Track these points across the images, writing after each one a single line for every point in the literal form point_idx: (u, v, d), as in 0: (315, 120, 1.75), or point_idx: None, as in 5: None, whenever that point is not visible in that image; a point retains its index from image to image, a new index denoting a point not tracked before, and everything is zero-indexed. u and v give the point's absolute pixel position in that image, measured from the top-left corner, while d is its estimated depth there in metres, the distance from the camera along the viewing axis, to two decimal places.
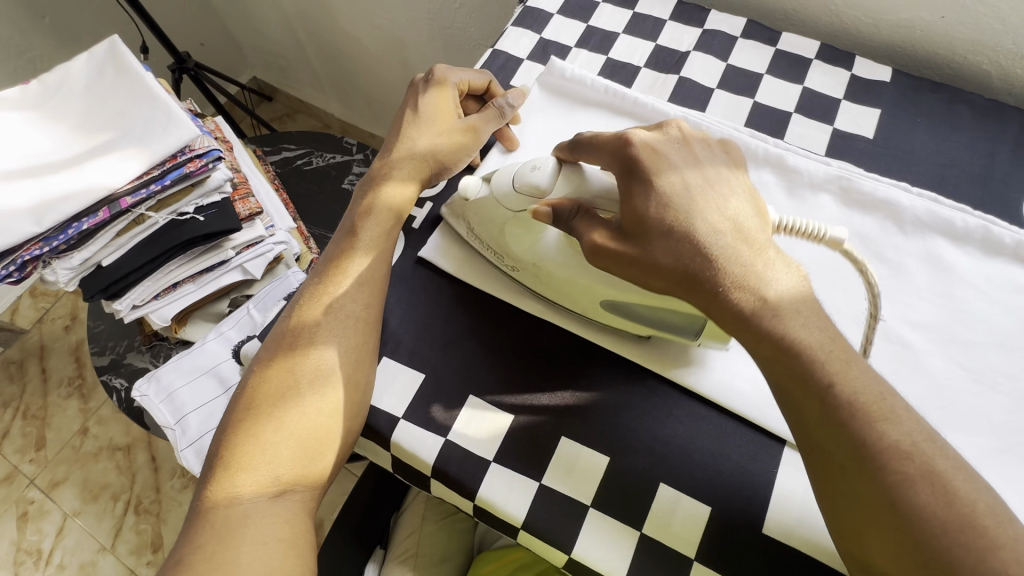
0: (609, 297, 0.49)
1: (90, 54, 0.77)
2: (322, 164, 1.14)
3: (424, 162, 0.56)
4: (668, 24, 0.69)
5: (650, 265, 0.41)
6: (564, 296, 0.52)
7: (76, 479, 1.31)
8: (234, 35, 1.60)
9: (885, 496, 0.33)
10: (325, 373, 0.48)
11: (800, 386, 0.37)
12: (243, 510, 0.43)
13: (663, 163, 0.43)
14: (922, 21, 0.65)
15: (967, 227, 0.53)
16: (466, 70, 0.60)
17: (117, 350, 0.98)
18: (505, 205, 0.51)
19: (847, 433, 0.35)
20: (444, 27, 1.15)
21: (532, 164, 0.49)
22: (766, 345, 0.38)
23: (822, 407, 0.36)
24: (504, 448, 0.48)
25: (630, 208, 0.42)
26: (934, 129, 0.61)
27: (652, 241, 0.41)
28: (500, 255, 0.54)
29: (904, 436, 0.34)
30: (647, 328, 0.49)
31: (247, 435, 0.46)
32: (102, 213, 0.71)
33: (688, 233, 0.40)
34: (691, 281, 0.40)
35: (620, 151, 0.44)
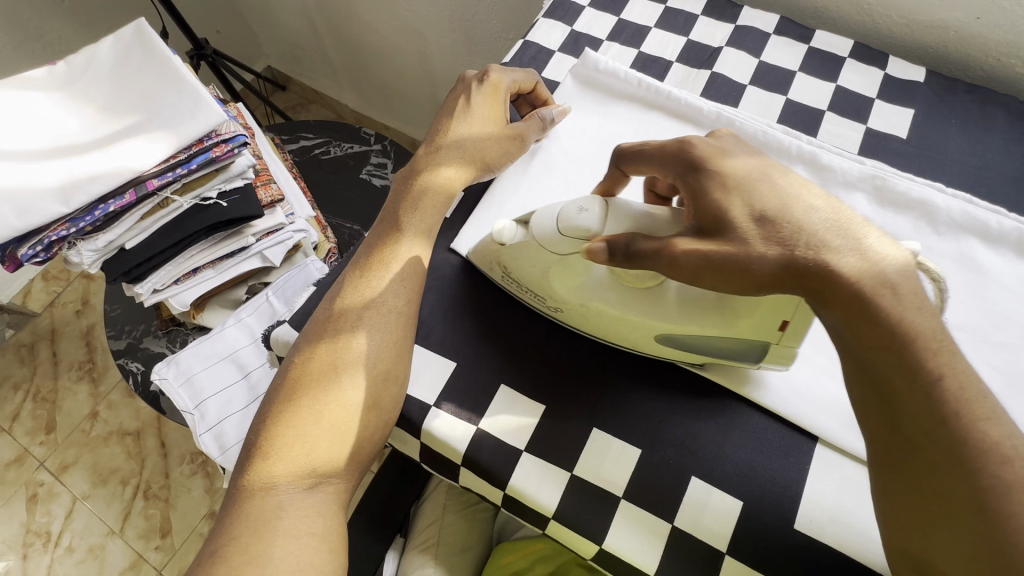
0: (665, 331, 0.46)
1: (117, 36, 0.77)
2: (340, 153, 1.14)
3: (471, 164, 0.57)
4: (700, 19, 0.68)
5: (751, 263, 0.39)
6: (613, 332, 0.49)
7: (85, 463, 1.32)
8: (251, 23, 1.60)
9: (974, 496, 0.34)
10: (365, 366, 0.48)
11: (906, 379, 0.36)
12: (278, 501, 0.44)
13: (729, 156, 0.43)
14: (957, 22, 0.64)
15: (1002, 229, 0.53)
16: (516, 71, 0.60)
17: (134, 335, 0.98)
18: (552, 251, 0.47)
19: (948, 430, 0.35)
20: (466, 19, 1.15)
21: (575, 205, 0.46)
22: (877, 333, 0.36)
23: (925, 400, 0.35)
24: (535, 438, 0.48)
25: (708, 209, 0.41)
26: (968, 130, 0.60)
27: (744, 233, 0.39)
28: (542, 297, 0.51)
29: (1005, 438, 0.34)
30: (700, 356, 0.48)
31: (284, 424, 0.46)
32: (129, 194, 0.71)
33: (780, 220, 0.39)
34: (792, 275, 0.39)
35: (682, 153, 0.44)
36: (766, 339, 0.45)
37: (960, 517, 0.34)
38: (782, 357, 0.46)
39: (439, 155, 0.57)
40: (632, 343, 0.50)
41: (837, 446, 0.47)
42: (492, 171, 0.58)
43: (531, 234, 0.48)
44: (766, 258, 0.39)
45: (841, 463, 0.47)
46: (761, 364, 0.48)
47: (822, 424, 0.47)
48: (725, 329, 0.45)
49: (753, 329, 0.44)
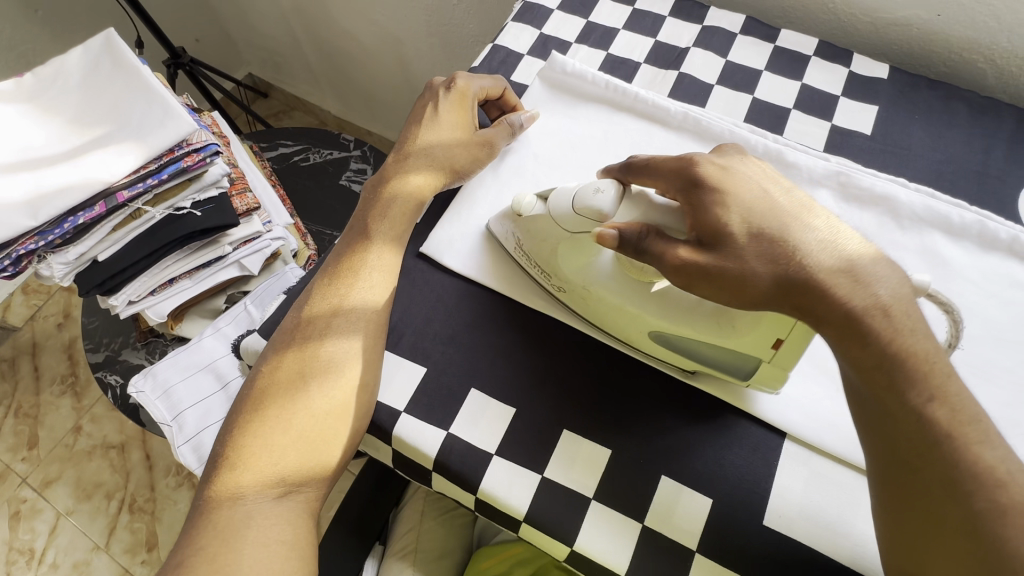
0: (659, 328, 0.47)
1: (85, 47, 0.76)
2: (319, 160, 1.14)
3: (439, 171, 0.57)
4: (667, 20, 0.69)
5: (744, 277, 0.39)
6: (607, 321, 0.50)
7: (69, 478, 1.30)
8: (230, 31, 1.59)
9: (969, 522, 0.33)
10: (333, 373, 0.48)
11: (898, 399, 0.36)
12: (246, 510, 0.43)
13: (729, 174, 0.42)
14: (918, 20, 0.65)
15: (964, 222, 0.54)
16: (483, 78, 0.60)
17: (112, 347, 0.97)
18: (562, 226, 0.48)
19: (942, 453, 0.34)
20: (443, 24, 1.15)
21: (593, 187, 0.46)
22: (868, 354, 0.37)
23: (918, 421, 0.35)
24: (506, 441, 0.48)
25: (707, 222, 0.41)
26: (931, 125, 0.61)
27: (741, 248, 0.39)
28: (547, 275, 0.52)
29: (999, 462, 0.34)
30: (694, 363, 0.48)
31: (252, 433, 0.46)
32: (99, 206, 0.70)
33: (779, 238, 0.39)
34: (783, 292, 0.39)
35: (684, 167, 0.43)
36: (760, 355, 0.45)
37: (956, 541, 0.34)
38: (773, 377, 0.46)
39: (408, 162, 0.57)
40: (627, 338, 0.50)
41: (805, 441, 0.47)
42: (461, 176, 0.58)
43: (548, 209, 0.49)
44: (761, 274, 0.39)
45: (810, 458, 0.47)
46: (750, 383, 0.48)
47: (789, 420, 0.48)
48: (718, 340, 0.45)
49: (748, 342, 0.44)
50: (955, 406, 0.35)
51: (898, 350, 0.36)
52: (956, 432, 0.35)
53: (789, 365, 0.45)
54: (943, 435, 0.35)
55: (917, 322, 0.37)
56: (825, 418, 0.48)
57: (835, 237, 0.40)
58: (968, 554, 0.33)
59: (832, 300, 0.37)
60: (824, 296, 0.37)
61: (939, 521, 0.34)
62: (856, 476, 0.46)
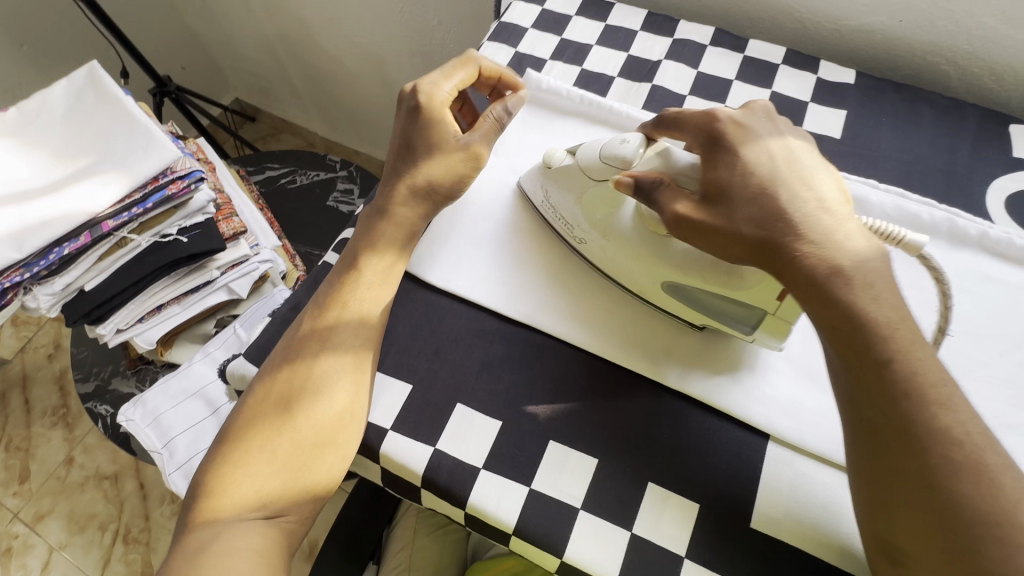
0: (671, 279, 0.50)
1: (68, 79, 0.77)
2: (306, 182, 1.15)
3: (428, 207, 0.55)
4: (638, 34, 0.71)
5: (732, 233, 0.41)
6: (623, 272, 0.53)
7: (61, 511, 1.28)
8: (216, 58, 1.62)
9: (926, 477, 0.33)
10: (319, 402, 0.47)
11: (858, 356, 0.36)
12: (227, 540, 0.43)
13: (750, 137, 0.43)
14: (882, 26, 0.67)
15: (934, 220, 0.55)
16: (453, 77, 0.56)
17: (102, 376, 0.97)
18: (589, 174, 0.52)
19: (901, 409, 0.34)
20: (424, 43, 1.17)
21: (620, 138, 0.48)
22: (831, 312, 0.38)
23: (878, 381, 0.35)
24: (493, 455, 0.48)
25: (714, 179, 0.43)
26: (898, 127, 0.63)
27: (736, 207, 0.41)
28: (570, 225, 0.55)
29: (957, 423, 0.33)
30: (703, 315, 0.50)
31: (235, 462, 0.46)
32: (84, 236, 0.71)
33: (772, 203, 0.41)
34: (764, 250, 0.40)
35: (707, 124, 0.45)
36: (763, 307, 0.47)
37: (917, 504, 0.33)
38: (778, 331, 0.48)
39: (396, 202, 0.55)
40: (639, 289, 0.53)
41: (790, 442, 0.48)
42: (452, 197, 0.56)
43: (576, 159, 0.52)
44: (749, 232, 0.41)
45: (795, 460, 0.47)
46: (755, 337, 0.50)
47: (772, 423, 0.48)
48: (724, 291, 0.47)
49: (755, 294, 0.46)
50: (918, 368, 0.35)
51: (856, 313, 0.37)
52: (913, 390, 0.34)
53: (792, 318, 0.46)
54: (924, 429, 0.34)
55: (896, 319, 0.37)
56: (808, 419, 0.48)
57: (815, 217, 0.40)
58: (926, 509, 0.32)
59: (806, 263, 0.39)
60: (799, 259, 0.39)
61: (903, 478, 0.34)
62: (840, 475, 0.47)
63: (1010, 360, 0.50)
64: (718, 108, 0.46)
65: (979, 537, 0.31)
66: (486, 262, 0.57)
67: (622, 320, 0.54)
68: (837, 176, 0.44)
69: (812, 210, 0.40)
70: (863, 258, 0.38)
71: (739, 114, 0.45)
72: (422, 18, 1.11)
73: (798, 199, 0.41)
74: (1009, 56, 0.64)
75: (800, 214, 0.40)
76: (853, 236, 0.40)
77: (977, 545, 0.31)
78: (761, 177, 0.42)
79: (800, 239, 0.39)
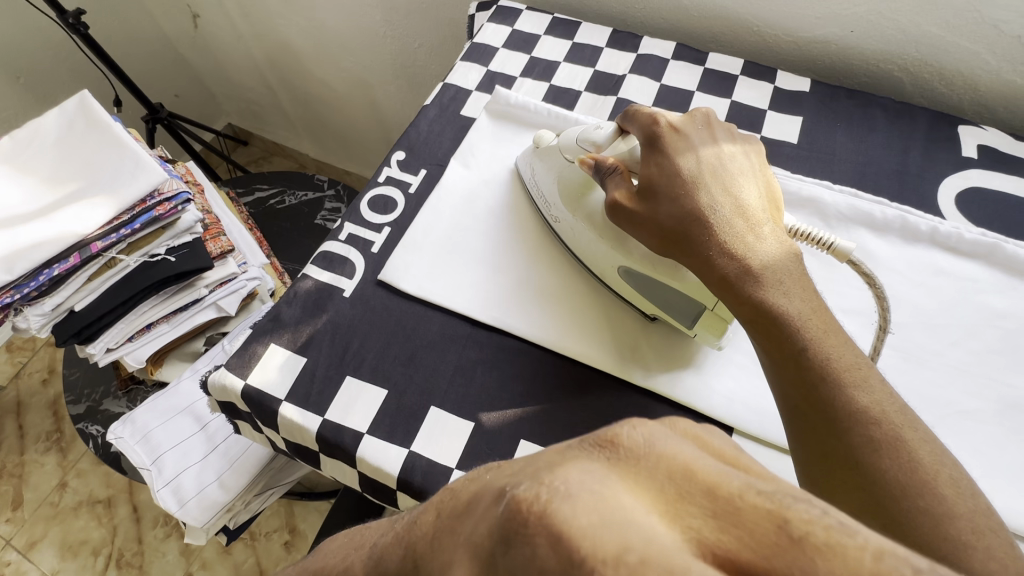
0: (628, 265, 0.52)
1: (60, 108, 0.80)
2: (294, 202, 1.17)
3: (521, 563, 0.17)
4: (604, 51, 0.74)
5: (654, 223, 0.47)
6: (587, 254, 0.56)
7: (54, 537, 1.28)
8: (208, 85, 1.66)
9: (851, 456, 0.34)
10: None
11: (781, 350, 0.40)
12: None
13: (684, 139, 0.49)
14: (835, 37, 0.71)
15: (886, 218, 0.57)
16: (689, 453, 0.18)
17: (93, 397, 0.98)
18: (564, 155, 0.57)
19: (820, 393, 0.37)
20: (408, 66, 1.21)
21: (595, 126, 0.55)
22: (745, 308, 0.42)
23: (799, 369, 0.38)
24: (465, 455, 0.50)
25: (647, 176, 0.48)
26: (852, 131, 0.66)
27: (660, 201, 0.47)
28: (546, 206, 0.59)
29: (874, 404, 0.36)
30: (653, 305, 0.53)
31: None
32: (73, 257, 0.72)
33: (689, 203, 0.46)
34: (677, 243, 0.46)
35: (648, 125, 0.50)
36: (702, 302, 0.50)
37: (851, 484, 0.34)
38: (716, 327, 0.50)
39: (524, 531, 0.17)
40: (601, 272, 0.56)
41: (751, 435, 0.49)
42: (639, 558, 0.15)
43: (559, 140, 0.58)
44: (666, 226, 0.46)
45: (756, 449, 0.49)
46: (696, 332, 0.51)
47: (734, 416, 0.50)
48: (675, 280, 0.50)
49: (695, 287, 0.49)
50: (832, 355, 0.38)
51: (767, 307, 0.41)
52: (830, 375, 0.37)
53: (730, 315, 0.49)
54: (860, 405, 0.36)
55: (831, 322, 0.40)
56: (770, 411, 0.49)
57: (726, 219, 0.45)
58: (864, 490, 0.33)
59: (713, 260, 0.44)
60: (706, 254, 0.44)
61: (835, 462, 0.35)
62: None
63: (963, 349, 0.51)
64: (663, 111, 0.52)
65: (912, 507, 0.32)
66: (459, 266, 0.59)
67: (584, 311, 0.56)
68: (764, 185, 0.48)
69: (729, 215, 0.45)
70: (770, 258, 0.43)
71: (678, 120, 0.50)
72: (404, 41, 1.15)
73: (717, 206, 0.46)
74: (956, 61, 0.67)
75: (712, 218, 0.45)
76: (765, 238, 0.44)
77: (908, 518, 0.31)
78: (687, 177, 0.47)
79: (711, 237, 0.44)
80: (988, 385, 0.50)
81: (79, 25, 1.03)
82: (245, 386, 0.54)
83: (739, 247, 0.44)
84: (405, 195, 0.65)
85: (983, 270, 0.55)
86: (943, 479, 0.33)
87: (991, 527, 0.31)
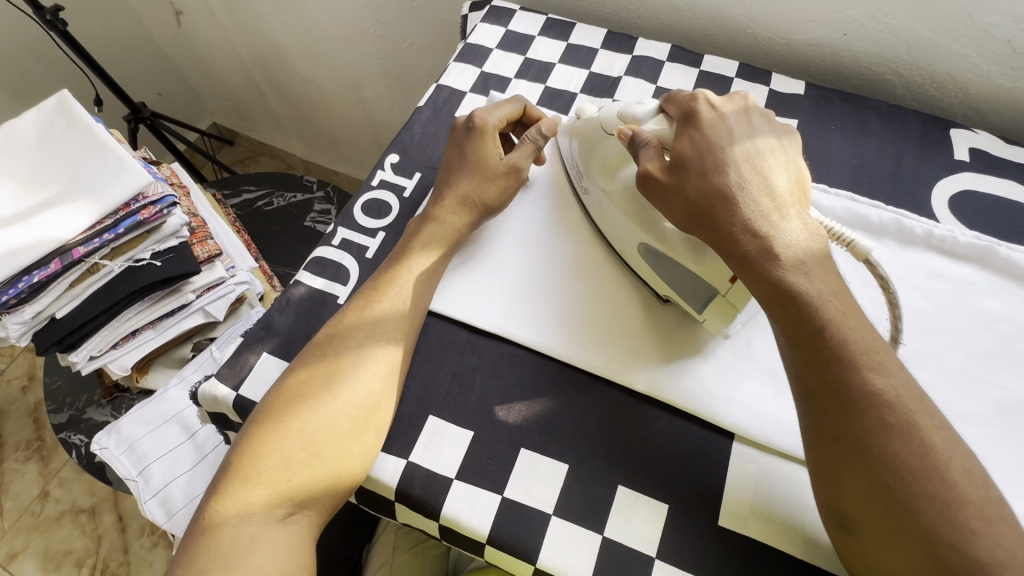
0: (647, 242, 0.53)
1: (39, 109, 0.78)
2: (283, 204, 1.15)
3: (466, 134, 0.60)
4: (599, 52, 0.74)
5: (685, 195, 0.47)
6: (610, 230, 0.57)
7: (36, 549, 1.24)
8: (192, 83, 1.62)
9: (859, 437, 0.37)
10: (351, 392, 0.48)
11: (797, 328, 0.41)
12: (250, 531, 0.43)
13: (722, 120, 0.49)
14: (828, 39, 0.71)
15: (882, 221, 0.57)
16: (502, 108, 0.62)
17: (76, 406, 0.96)
18: (605, 126, 0.56)
19: (835, 374, 0.39)
20: (399, 65, 1.20)
21: (638, 102, 0.54)
22: (765, 285, 0.42)
23: (815, 348, 0.40)
24: (465, 466, 0.49)
25: (681, 149, 0.48)
26: (847, 135, 0.66)
27: (692, 175, 0.47)
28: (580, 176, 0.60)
29: (890, 387, 0.38)
30: (665, 286, 0.53)
31: (301, 405, 0.47)
32: (54, 264, 0.70)
33: (717, 179, 0.46)
34: (698, 217, 0.46)
35: (687, 105, 0.50)
36: (715, 287, 0.49)
37: (857, 467, 0.37)
38: (725, 314, 0.50)
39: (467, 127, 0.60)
40: (621, 249, 0.57)
41: (752, 442, 0.49)
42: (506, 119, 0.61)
43: (600, 113, 0.57)
44: (694, 197, 0.46)
45: (756, 457, 0.49)
46: (703, 317, 0.52)
47: (736, 421, 0.49)
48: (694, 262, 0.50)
49: (709, 271, 0.49)
50: (850, 337, 0.39)
51: (788, 285, 0.41)
52: (847, 357, 0.39)
53: (741, 303, 0.49)
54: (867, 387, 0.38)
55: (857, 314, 0.41)
56: (770, 415, 0.49)
57: (754, 199, 0.44)
58: (872, 470, 0.36)
59: (734, 236, 0.44)
60: (729, 233, 0.44)
61: (842, 442, 0.38)
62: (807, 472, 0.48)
63: (958, 352, 0.52)
64: (706, 92, 0.51)
65: (913, 494, 0.35)
66: (472, 249, 0.59)
67: (607, 285, 0.57)
68: (795, 174, 0.47)
69: (758, 196, 0.45)
70: (796, 241, 0.43)
71: (718, 98, 0.50)
72: (395, 40, 1.14)
73: (743, 188, 0.45)
74: (947, 65, 0.67)
75: (739, 197, 0.45)
76: (790, 221, 0.44)
77: (912, 502, 0.35)
78: (720, 155, 0.47)
79: (735, 215, 0.44)
80: (984, 387, 0.50)
81: (57, 22, 1.00)
82: (236, 398, 0.52)
83: (762, 225, 0.43)
84: (400, 199, 0.64)
85: (976, 273, 0.55)
86: (955, 467, 0.36)
87: (1001, 516, 0.34)
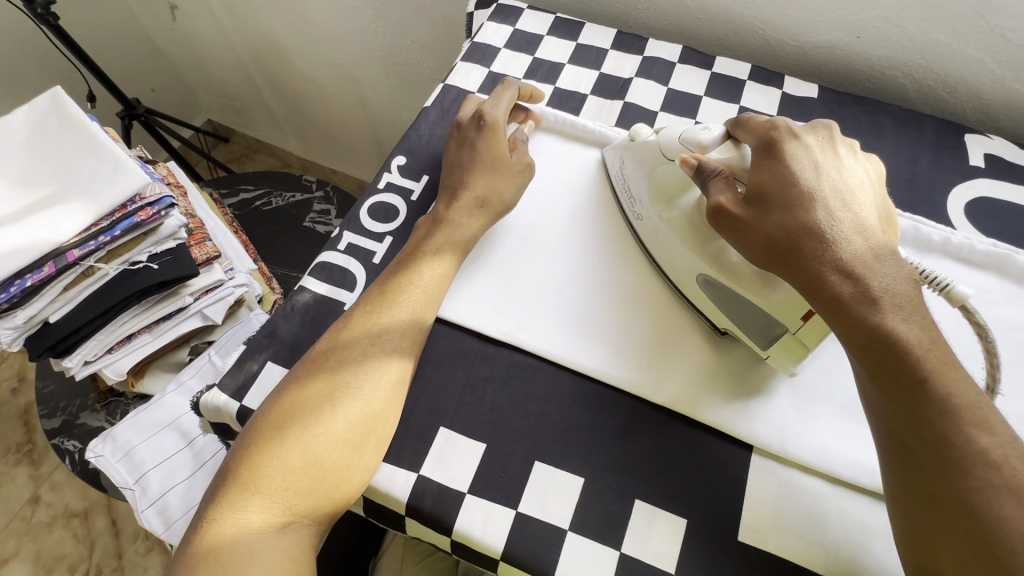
0: (707, 273, 0.51)
1: (31, 106, 0.75)
2: (282, 203, 1.13)
3: (471, 130, 0.59)
4: (609, 53, 0.72)
5: (764, 231, 0.45)
6: (664, 258, 0.55)
7: (27, 555, 1.21)
8: (187, 79, 1.59)
9: (962, 499, 0.35)
10: (354, 401, 0.46)
11: (891, 379, 0.39)
12: (247, 545, 0.41)
13: (806, 151, 0.47)
14: (841, 42, 0.70)
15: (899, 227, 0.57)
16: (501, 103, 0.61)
17: (70, 411, 0.93)
18: (664, 153, 0.55)
19: (933, 428, 0.37)
20: (400, 64, 1.18)
21: (701, 127, 0.53)
22: (858, 330, 0.40)
23: (911, 399, 0.38)
24: (477, 480, 0.47)
25: (759, 181, 0.47)
26: (861, 139, 0.65)
27: (773, 210, 0.45)
28: (632, 202, 0.58)
29: (995, 446, 0.35)
30: (725, 319, 0.52)
31: (303, 414, 0.46)
32: (48, 267, 0.68)
33: (803, 214, 0.44)
34: (780, 255, 0.45)
35: (767, 132, 0.49)
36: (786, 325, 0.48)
37: (959, 531, 0.34)
38: (793, 352, 0.48)
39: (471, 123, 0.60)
40: (676, 279, 0.55)
41: (770, 454, 0.48)
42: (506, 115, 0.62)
43: (659, 137, 0.56)
44: (776, 233, 0.45)
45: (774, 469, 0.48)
46: (768, 352, 0.50)
47: (754, 433, 0.48)
48: (759, 296, 0.48)
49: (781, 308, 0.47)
50: (951, 390, 0.37)
51: (884, 331, 0.39)
52: (949, 410, 0.37)
53: (812, 343, 0.47)
54: (970, 445, 0.35)
55: (955, 366, 0.38)
56: (788, 427, 0.49)
57: (844, 236, 0.43)
58: (971, 534, 0.34)
59: (823, 276, 0.42)
60: (818, 273, 0.42)
61: (942, 500, 0.35)
62: (826, 486, 0.47)
63: (978, 362, 0.51)
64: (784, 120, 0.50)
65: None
66: (517, 274, 0.57)
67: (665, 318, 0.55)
68: (881, 207, 0.47)
69: (849, 235, 0.44)
70: (890, 282, 0.41)
71: (799, 127, 0.49)
72: (397, 38, 1.12)
73: (831, 226, 0.44)
74: (961, 69, 0.67)
75: (830, 234, 0.43)
76: (885, 261, 0.43)
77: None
78: (805, 188, 0.45)
79: (824, 254, 0.43)
80: (1005, 399, 0.49)
81: (48, 15, 0.97)
82: (241, 409, 0.51)
83: (854, 265, 0.42)
84: (407, 203, 0.62)
85: (994, 281, 0.55)
86: None
87: None
